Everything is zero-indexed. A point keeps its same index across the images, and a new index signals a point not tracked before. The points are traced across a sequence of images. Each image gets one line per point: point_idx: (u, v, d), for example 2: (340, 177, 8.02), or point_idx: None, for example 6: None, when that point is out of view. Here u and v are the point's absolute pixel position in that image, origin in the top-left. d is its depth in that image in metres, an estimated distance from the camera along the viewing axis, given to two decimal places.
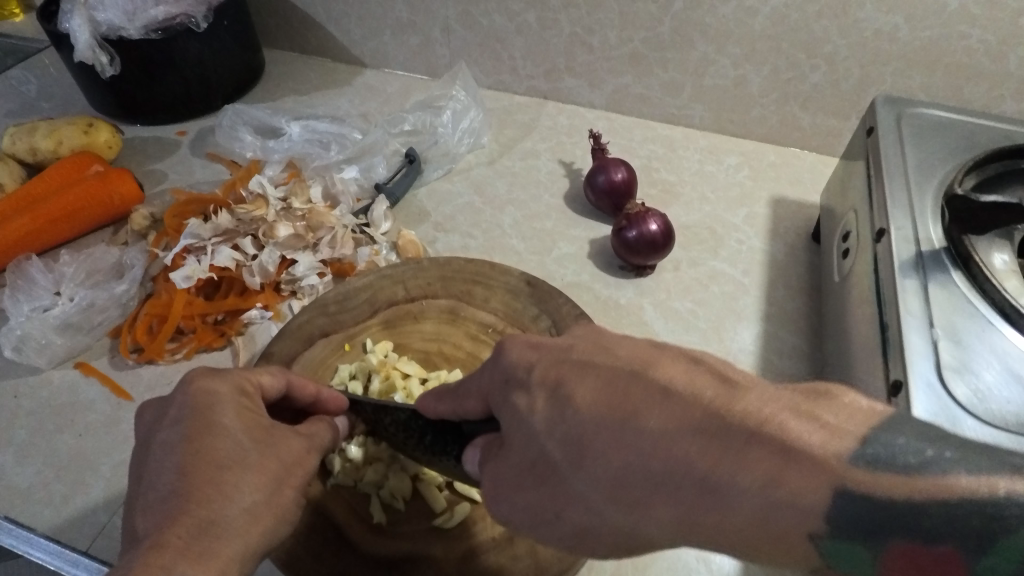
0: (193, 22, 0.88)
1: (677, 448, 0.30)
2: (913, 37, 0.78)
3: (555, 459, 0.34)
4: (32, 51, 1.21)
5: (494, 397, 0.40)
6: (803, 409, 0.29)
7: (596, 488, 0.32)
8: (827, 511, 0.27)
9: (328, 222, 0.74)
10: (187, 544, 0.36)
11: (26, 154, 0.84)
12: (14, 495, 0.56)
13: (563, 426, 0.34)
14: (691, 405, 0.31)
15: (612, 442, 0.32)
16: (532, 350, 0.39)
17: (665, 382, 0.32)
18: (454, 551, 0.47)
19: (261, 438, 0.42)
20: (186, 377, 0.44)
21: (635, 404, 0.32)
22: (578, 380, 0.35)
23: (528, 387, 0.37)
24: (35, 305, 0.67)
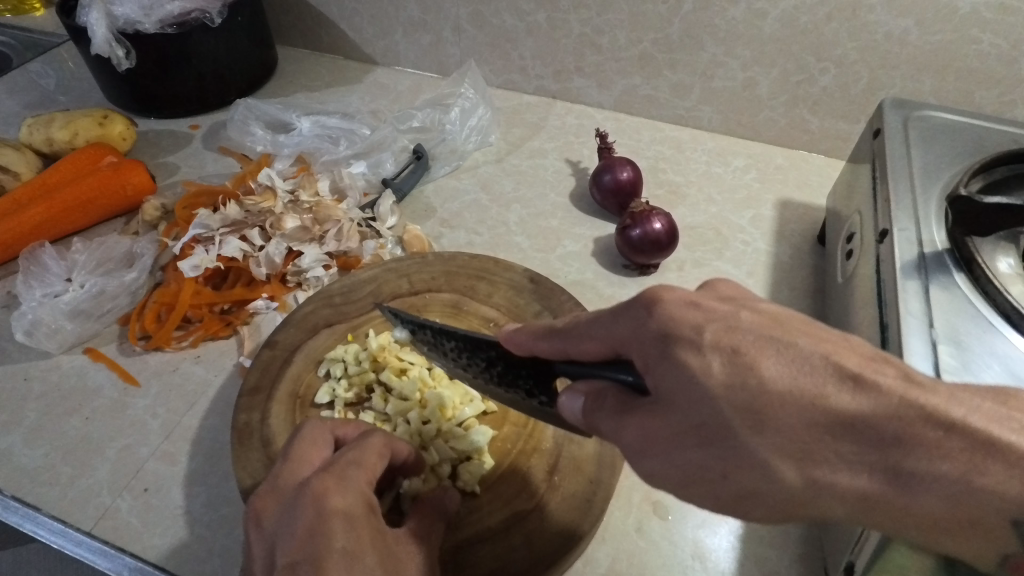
0: (208, 17, 0.90)
1: (883, 430, 0.29)
2: (924, 40, 0.77)
3: (730, 422, 0.32)
4: (51, 45, 1.24)
5: (637, 350, 0.36)
6: (986, 413, 0.29)
7: (782, 455, 0.31)
8: (1019, 498, 0.28)
9: (335, 215, 0.74)
10: None
11: (43, 144, 0.86)
12: (21, 475, 0.57)
13: (746, 392, 0.31)
14: (885, 393, 0.30)
15: (805, 418, 0.30)
16: (693, 309, 0.35)
17: (851, 367, 0.31)
18: (450, 540, 0.47)
19: (389, 566, 0.41)
20: (311, 491, 0.42)
21: (829, 386, 0.30)
22: (764, 352, 0.32)
23: (699, 347, 0.33)
24: (47, 291, 0.69)
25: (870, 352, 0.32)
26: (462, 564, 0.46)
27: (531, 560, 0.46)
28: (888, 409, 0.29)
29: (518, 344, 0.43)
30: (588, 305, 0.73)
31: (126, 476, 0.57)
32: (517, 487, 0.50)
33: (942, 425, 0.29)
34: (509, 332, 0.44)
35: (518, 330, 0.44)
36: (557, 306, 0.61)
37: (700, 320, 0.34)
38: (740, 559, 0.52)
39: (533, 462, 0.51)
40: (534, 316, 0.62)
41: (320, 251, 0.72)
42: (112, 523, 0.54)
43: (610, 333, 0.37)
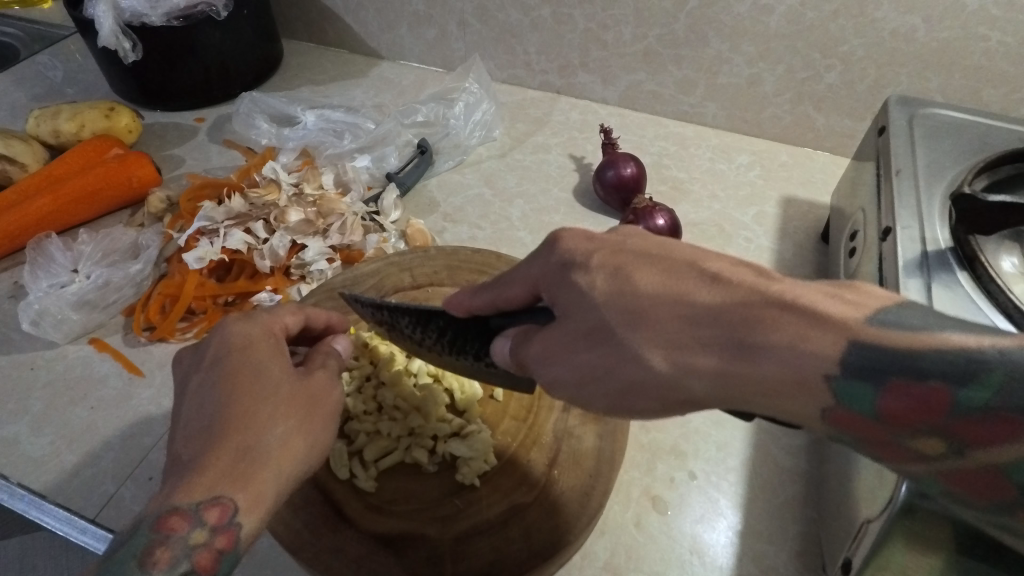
0: (214, 10, 0.90)
1: (730, 313, 0.30)
2: (931, 38, 0.77)
3: (611, 323, 0.34)
4: (59, 38, 1.24)
5: (545, 283, 0.39)
6: (827, 293, 0.30)
7: (651, 346, 0.32)
8: (846, 361, 0.28)
9: (339, 209, 0.75)
10: (231, 466, 0.40)
11: (50, 136, 0.86)
12: (27, 462, 0.58)
13: (621, 297, 0.34)
14: (736, 287, 0.31)
15: (667, 308, 0.32)
16: (588, 241, 0.38)
17: (713, 269, 0.33)
18: (450, 532, 0.48)
19: (292, 373, 0.46)
20: (219, 325, 0.48)
21: (686, 285, 0.32)
22: (639, 266, 0.35)
23: (587, 267, 0.36)
24: (53, 282, 0.69)
25: (742, 262, 0.33)
26: (460, 556, 0.46)
27: (529, 553, 0.46)
28: (740, 298, 0.31)
29: (455, 302, 0.46)
30: None
31: (131, 465, 0.57)
32: (516, 480, 0.50)
33: (786, 307, 0.29)
34: (451, 294, 0.46)
35: (459, 290, 0.46)
36: None
37: (592, 247, 0.37)
38: (739, 555, 0.52)
39: (533, 456, 0.52)
40: None
41: (324, 246, 0.72)
42: (116, 511, 0.54)
43: (525, 276, 0.40)
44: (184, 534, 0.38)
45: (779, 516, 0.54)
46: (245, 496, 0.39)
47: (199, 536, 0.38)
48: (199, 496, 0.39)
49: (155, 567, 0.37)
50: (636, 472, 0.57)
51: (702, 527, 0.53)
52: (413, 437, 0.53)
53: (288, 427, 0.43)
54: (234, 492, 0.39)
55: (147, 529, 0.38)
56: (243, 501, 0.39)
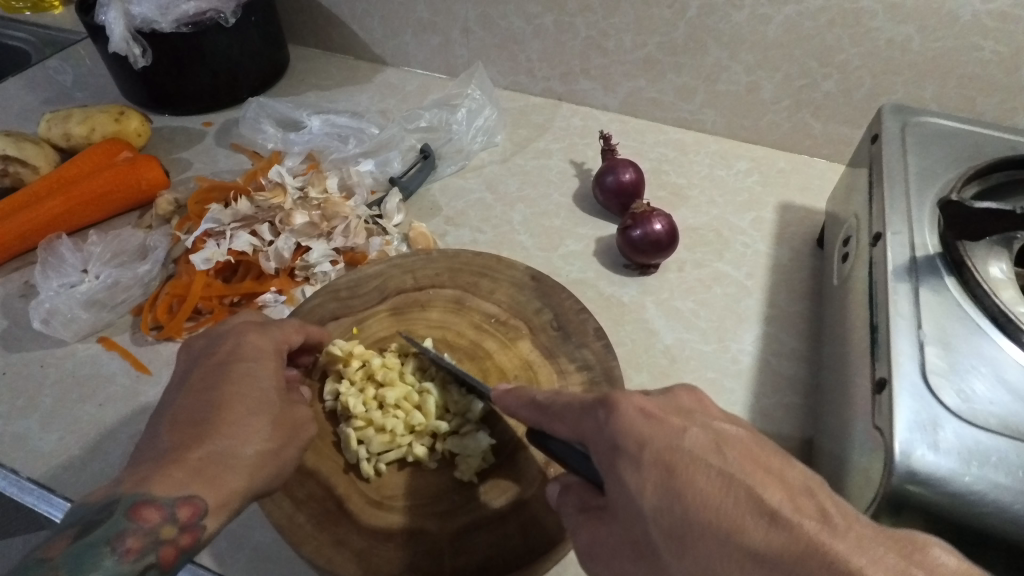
0: (222, 17, 0.92)
1: (764, 574, 0.30)
2: (926, 47, 0.78)
3: (655, 543, 0.34)
4: (69, 42, 1.26)
5: (596, 444, 0.39)
6: (901, 567, 0.29)
7: None
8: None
9: (343, 212, 0.76)
10: (201, 467, 0.42)
11: (61, 139, 0.88)
12: (37, 457, 0.59)
13: (671, 514, 0.33)
14: (793, 530, 0.31)
15: (715, 545, 0.32)
16: (644, 418, 0.37)
17: (772, 504, 0.32)
18: (448, 526, 0.49)
19: (286, 400, 0.49)
20: (238, 328, 0.51)
21: (733, 518, 0.32)
22: (697, 475, 0.34)
23: (638, 463, 0.35)
24: (63, 281, 0.71)
25: (802, 484, 0.34)
26: (458, 550, 0.48)
27: (525, 547, 0.47)
28: (798, 546, 0.30)
29: (500, 402, 0.47)
30: (588, 304, 0.74)
31: None
32: (514, 477, 0.51)
33: (831, 574, 0.29)
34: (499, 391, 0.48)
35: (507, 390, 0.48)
36: (558, 303, 0.63)
37: (655, 434, 0.36)
38: None
39: (530, 453, 0.53)
40: (535, 313, 0.63)
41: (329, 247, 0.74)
42: None
43: (577, 425, 0.41)
44: (154, 524, 0.40)
45: None
46: (215, 496, 0.42)
47: (168, 531, 0.40)
48: (166, 485, 0.41)
49: (125, 555, 0.40)
50: None
51: None
52: (413, 435, 0.54)
53: (262, 446, 0.45)
54: (199, 491, 0.41)
55: (118, 508, 0.41)
56: (211, 502, 0.42)
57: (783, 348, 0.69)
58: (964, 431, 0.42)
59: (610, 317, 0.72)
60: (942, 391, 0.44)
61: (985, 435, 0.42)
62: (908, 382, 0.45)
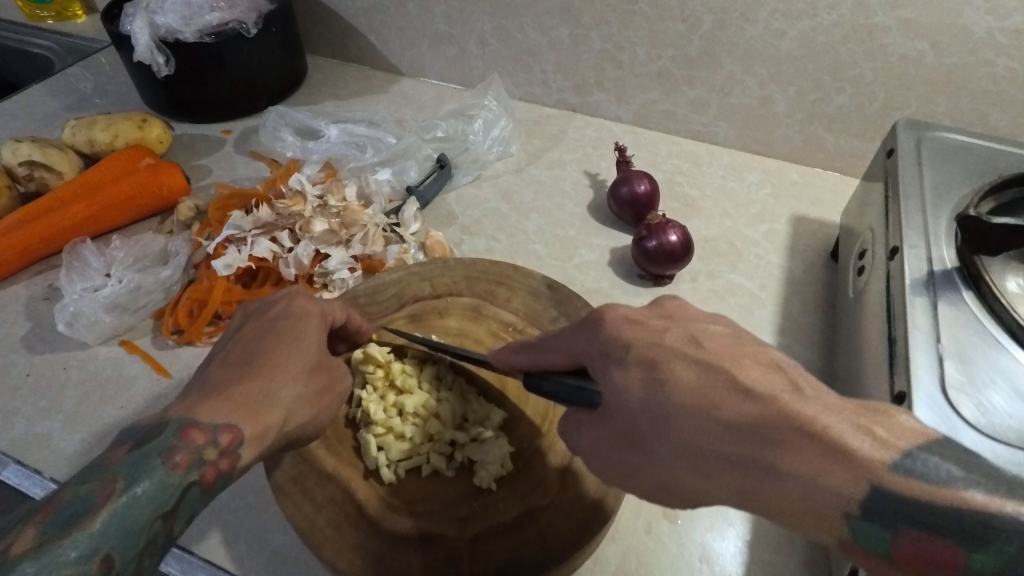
0: (244, 28, 0.94)
1: (735, 441, 0.34)
2: (939, 63, 0.79)
3: (640, 426, 0.38)
4: (92, 50, 1.29)
5: (592, 360, 0.43)
6: (861, 423, 0.32)
7: (681, 458, 0.36)
8: (867, 506, 0.30)
9: (361, 220, 0.77)
10: (245, 402, 0.44)
11: (84, 146, 0.90)
12: (60, 458, 0.60)
13: (654, 398, 0.37)
14: (767, 401, 0.34)
15: (695, 418, 0.35)
16: (628, 326, 0.41)
17: (747, 382, 0.35)
18: (467, 532, 0.49)
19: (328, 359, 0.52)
20: (289, 293, 0.55)
21: (715, 396, 0.35)
22: (676, 363, 0.37)
23: (625, 363, 0.39)
24: (87, 285, 0.72)
25: (774, 363, 0.36)
26: (477, 556, 0.48)
27: (543, 554, 0.48)
28: (771, 416, 0.33)
29: (498, 358, 0.50)
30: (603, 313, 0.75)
31: None
32: (532, 484, 0.52)
33: (802, 432, 0.32)
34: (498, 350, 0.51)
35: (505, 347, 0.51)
36: (575, 312, 0.64)
37: (634, 335, 0.40)
38: (748, 563, 0.53)
39: (548, 462, 0.53)
40: (551, 322, 0.64)
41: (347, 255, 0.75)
42: None
43: (570, 346, 0.45)
44: (200, 444, 0.40)
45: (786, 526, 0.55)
46: (255, 427, 0.43)
47: (211, 452, 0.40)
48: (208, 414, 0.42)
49: (172, 467, 0.39)
50: None
51: (712, 535, 0.55)
52: (432, 443, 0.55)
53: (301, 392, 0.47)
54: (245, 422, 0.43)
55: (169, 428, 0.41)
56: (250, 432, 0.43)
57: (797, 359, 0.70)
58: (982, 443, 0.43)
59: None
60: (960, 404, 0.45)
61: (1005, 448, 0.42)
62: (926, 395, 0.45)
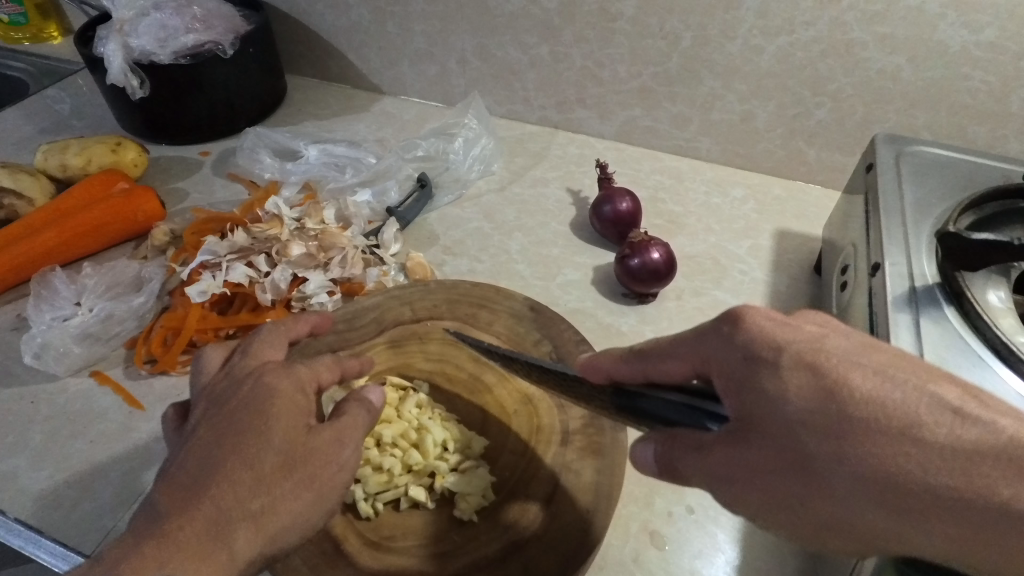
0: (221, 49, 0.93)
1: (955, 480, 0.31)
2: (917, 77, 0.79)
3: (809, 452, 0.33)
4: (68, 72, 1.27)
5: (726, 369, 0.37)
6: None
7: (872, 499, 0.32)
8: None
9: (340, 243, 0.75)
10: (191, 541, 0.40)
11: (57, 170, 0.88)
12: (25, 497, 0.58)
13: (839, 420, 0.33)
14: (983, 430, 0.32)
15: (892, 445, 0.32)
16: (780, 326, 0.37)
17: (947, 402, 0.33)
18: (448, 566, 0.48)
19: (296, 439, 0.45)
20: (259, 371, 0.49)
21: (911, 417, 0.32)
22: (859, 374, 0.34)
23: (782, 371, 0.35)
24: (57, 315, 0.70)
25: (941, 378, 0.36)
26: None
27: None
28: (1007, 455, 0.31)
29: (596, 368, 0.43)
30: (587, 333, 0.74)
31: (130, 499, 0.57)
32: (514, 516, 0.50)
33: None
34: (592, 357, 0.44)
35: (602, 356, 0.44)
36: (558, 334, 0.63)
37: (795, 338, 0.36)
38: None
39: (531, 491, 0.52)
40: (534, 345, 0.63)
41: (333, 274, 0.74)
42: None
43: (695, 353, 0.39)
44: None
45: (776, 551, 0.54)
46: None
47: None
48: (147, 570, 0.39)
49: None
50: (635, 506, 0.58)
51: (701, 562, 0.53)
52: (411, 474, 0.53)
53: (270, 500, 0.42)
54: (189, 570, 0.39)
55: None
56: None
57: None
58: None
59: (609, 346, 0.72)
60: None
61: None
62: None
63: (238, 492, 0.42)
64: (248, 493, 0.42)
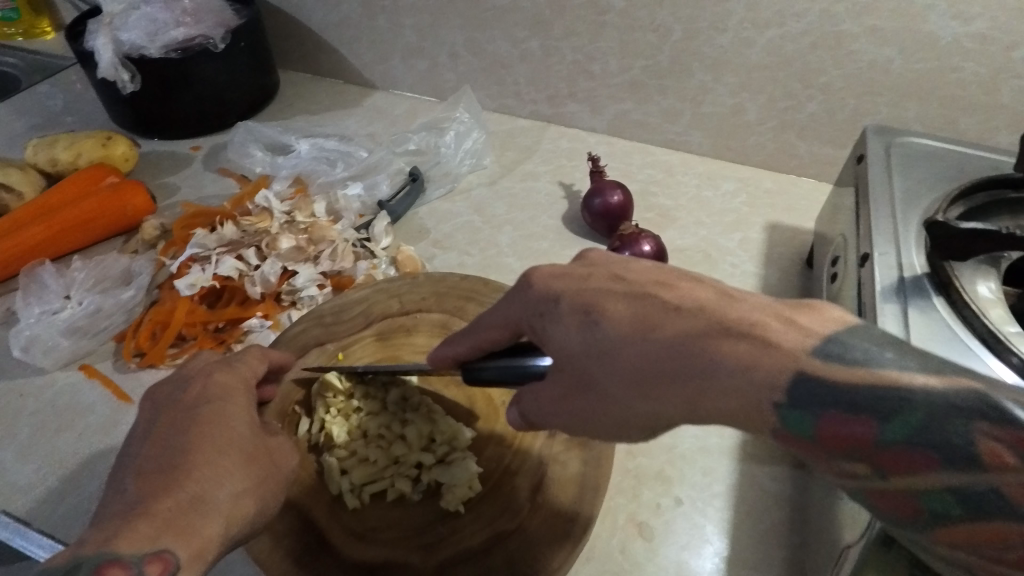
0: (211, 42, 0.93)
1: (659, 354, 0.35)
2: (907, 69, 0.79)
3: (576, 361, 0.39)
4: (60, 68, 1.27)
5: (525, 322, 0.43)
6: (784, 315, 0.34)
7: (628, 388, 0.36)
8: (795, 392, 0.31)
9: (329, 236, 0.76)
10: (173, 517, 0.40)
11: (47, 165, 0.88)
12: (12, 490, 0.58)
13: (590, 336, 0.38)
14: (696, 316, 0.35)
15: (629, 342, 0.36)
16: (559, 280, 0.42)
17: (673, 302, 0.36)
18: (432, 560, 0.47)
19: (258, 436, 0.48)
20: (204, 371, 0.51)
21: (650, 320, 0.36)
22: (605, 299, 0.38)
23: (560, 315, 0.40)
24: (45, 309, 0.70)
25: (697, 280, 0.39)
26: None
27: None
28: (691, 331, 0.35)
29: (437, 357, 0.48)
30: None
31: None
32: (499, 508, 0.50)
33: (721, 329, 0.34)
34: (433, 351, 0.49)
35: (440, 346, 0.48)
36: None
37: (563, 284, 0.41)
38: None
39: (517, 482, 0.52)
40: None
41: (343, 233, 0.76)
42: None
43: (504, 319, 0.44)
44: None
45: (763, 541, 0.54)
46: (188, 550, 0.39)
47: None
48: (136, 541, 0.38)
49: None
50: (623, 498, 0.58)
51: (689, 553, 0.53)
52: (396, 466, 0.53)
53: (242, 487, 0.44)
54: (178, 543, 0.39)
55: (85, 574, 0.36)
56: (184, 555, 0.38)
57: None
58: None
59: None
60: None
61: None
62: None
63: (206, 472, 0.43)
64: (223, 470, 0.43)
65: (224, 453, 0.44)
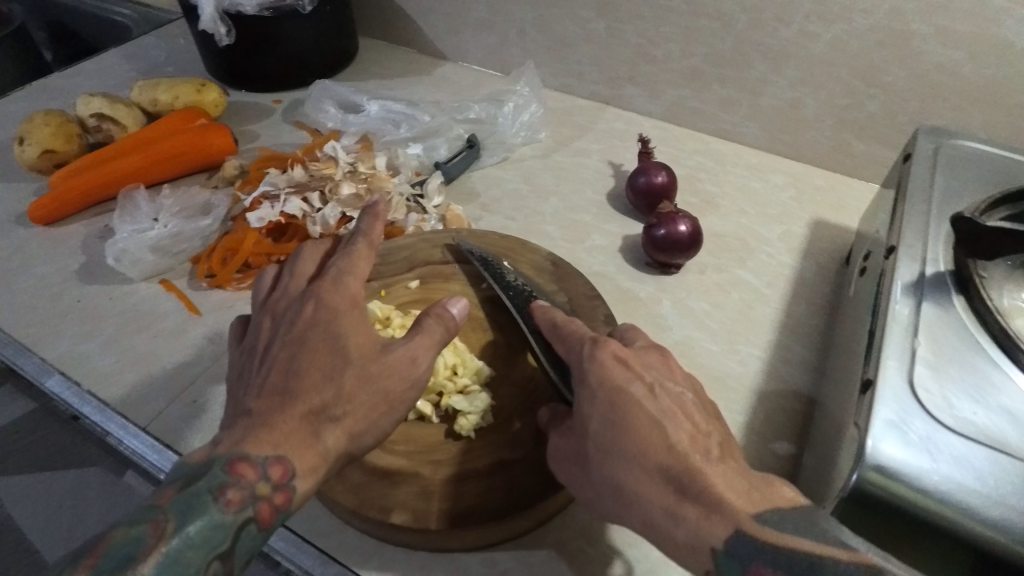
0: (300, 5, 1.00)
1: (642, 480, 0.43)
2: (976, 73, 0.78)
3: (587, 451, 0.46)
4: (166, 21, 1.39)
5: (574, 372, 0.50)
6: (756, 494, 0.42)
7: (611, 487, 0.45)
8: (729, 546, 0.40)
9: (386, 188, 0.82)
10: (293, 429, 0.46)
11: (148, 104, 0.98)
12: (96, 375, 0.67)
13: (604, 427, 0.46)
14: (686, 458, 0.43)
15: (630, 458, 0.44)
16: (616, 363, 0.48)
17: (676, 441, 0.44)
18: (439, 474, 0.53)
19: (369, 355, 0.51)
20: (312, 292, 0.54)
21: (649, 445, 0.44)
22: (632, 407, 0.45)
23: (591, 390, 0.47)
24: (136, 226, 0.79)
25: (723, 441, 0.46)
26: (447, 495, 0.52)
27: (509, 501, 0.51)
28: (681, 467, 0.42)
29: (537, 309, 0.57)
30: (605, 295, 0.77)
31: (180, 387, 0.66)
32: (505, 438, 0.55)
33: (693, 476, 0.42)
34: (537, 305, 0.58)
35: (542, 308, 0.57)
36: (572, 288, 0.66)
37: (610, 369, 0.47)
38: None
39: (525, 420, 0.56)
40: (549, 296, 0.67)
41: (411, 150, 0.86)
42: (161, 424, 0.63)
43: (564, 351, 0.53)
44: (251, 480, 0.43)
45: None
46: (304, 461, 0.46)
47: (263, 487, 0.44)
48: (261, 446, 0.45)
49: (227, 506, 0.42)
50: None
51: None
52: (420, 391, 0.58)
53: (357, 409, 0.49)
54: (298, 456, 0.45)
55: (220, 466, 0.44)
56: (300, 465, 0.45)
57: (793, 356, 0.70)
58: (939, 434, 0.43)
59: (624, 310, 0.75)
60: (924, 398, 0.45)
61: (964, 441, 0.43)
62: (892, 386, 0.46)
63: (310, 406, 0.47)
64: (335, 391, 0.48)
65: (331, 380, 0.49)
